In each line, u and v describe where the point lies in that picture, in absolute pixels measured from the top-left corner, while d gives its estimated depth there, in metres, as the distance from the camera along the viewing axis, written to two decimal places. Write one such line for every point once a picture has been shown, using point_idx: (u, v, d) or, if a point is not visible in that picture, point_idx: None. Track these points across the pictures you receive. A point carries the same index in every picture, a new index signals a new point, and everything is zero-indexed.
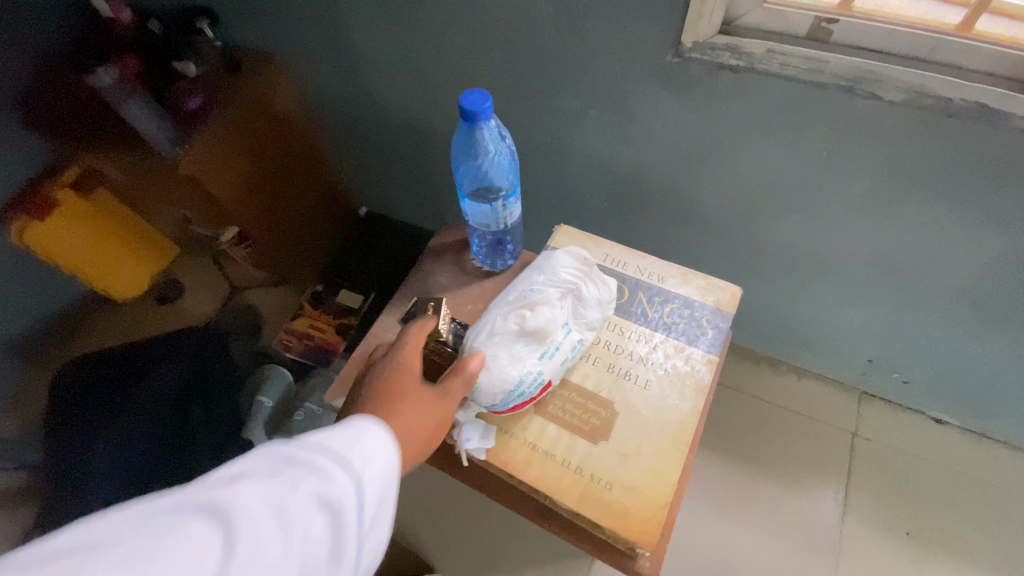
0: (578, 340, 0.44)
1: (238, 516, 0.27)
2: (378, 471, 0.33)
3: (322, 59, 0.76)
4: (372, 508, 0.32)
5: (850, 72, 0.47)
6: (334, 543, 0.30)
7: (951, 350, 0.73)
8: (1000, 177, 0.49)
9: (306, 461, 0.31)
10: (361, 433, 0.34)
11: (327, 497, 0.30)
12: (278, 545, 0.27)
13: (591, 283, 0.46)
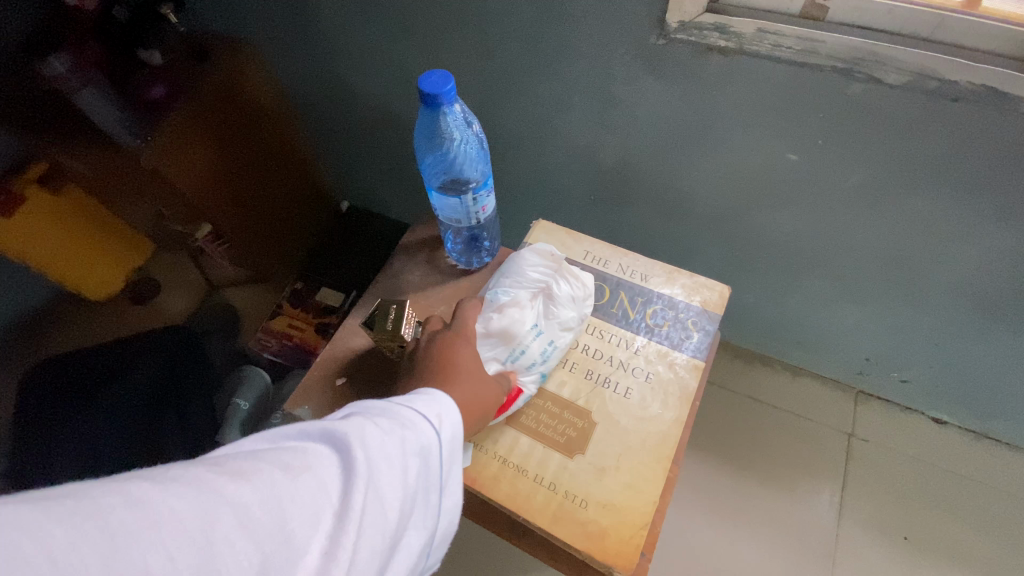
0: (552, 343, 0.42)
1: (353, 449, 0.27)
2: (458, 421, 0.34)
3: (295, 45, 0.72)
4: (454, 456, 0.33)
5: (846, 53, 0.43)
6: (426, 485, 0.30)
7: (952, 348, 0.70)
8: (1007, 166, 0.46)
9: (394, 409, 0.31)
10: (437, 390, 0.35)
11: (423, 438, 0.31)
12: (391, 481, 0.27)
13: (563, 279, 0.44)
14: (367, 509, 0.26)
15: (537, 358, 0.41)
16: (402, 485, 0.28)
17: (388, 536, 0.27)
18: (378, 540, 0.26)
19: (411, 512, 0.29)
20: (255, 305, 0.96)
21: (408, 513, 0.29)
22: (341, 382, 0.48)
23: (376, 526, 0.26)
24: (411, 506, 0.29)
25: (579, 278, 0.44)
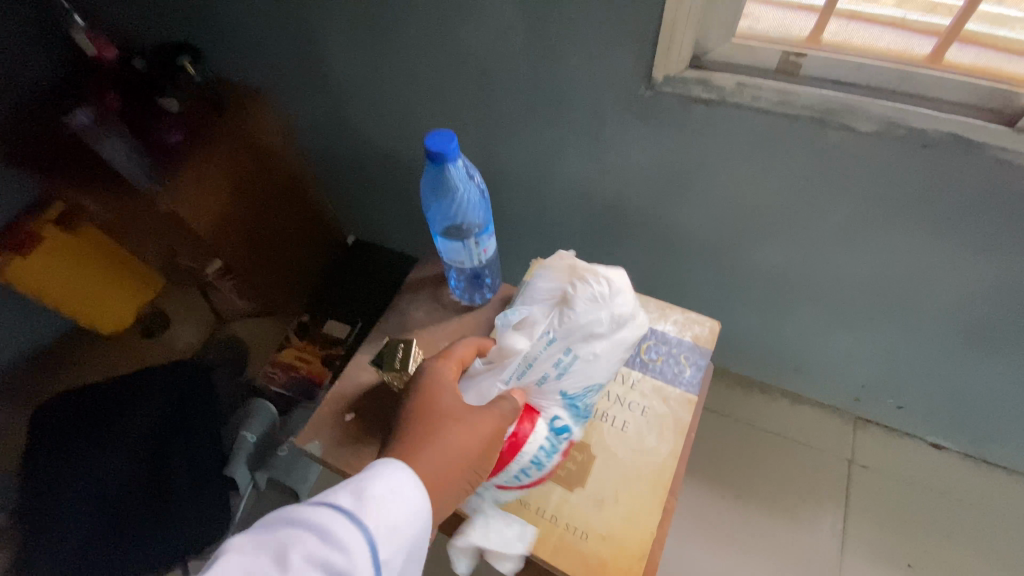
0: (569, 353, 0.41)
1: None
2: (400, 515, 0.32)
3: (306, 91, 0.76)
4: (395, 550, 0.31)
5: (821, 104, 0.47)
6: None
7: (943, 374, 0.72)
8: (979, 205, 0.49)
9: (313, 518, 0.30)
10: (382, 474, 0.33)
11: (342, 550, 0.29)
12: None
13: (577, 281, 0.41)
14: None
15: (551, 372, 0.41)
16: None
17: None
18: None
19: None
20: (263, 337, 1.01)
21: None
22: (350, 417, 0.49)
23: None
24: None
25: (598, 271, 0.41)
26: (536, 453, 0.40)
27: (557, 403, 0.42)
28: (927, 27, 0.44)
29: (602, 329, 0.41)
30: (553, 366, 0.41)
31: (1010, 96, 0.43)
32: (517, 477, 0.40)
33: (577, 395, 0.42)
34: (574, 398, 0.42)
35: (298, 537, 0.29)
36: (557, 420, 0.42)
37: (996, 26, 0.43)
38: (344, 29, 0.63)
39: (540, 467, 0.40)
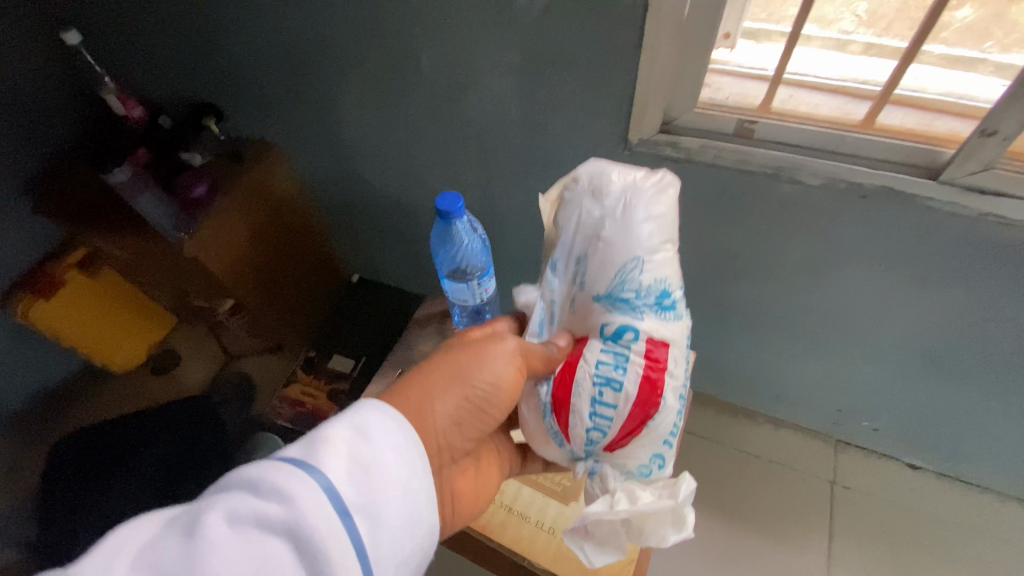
0: (577, 258, 0.42)
1: (200, 534, 0.28)
2: (362, 452, 0.32)
3: (317, 148, 0.83)
4: (365, 486, 0.31)
5: (774, 162, 0.54)
6: (313, 534, 0.29)
7: (909, 396, 0.78)
8: (915, 246, 0.56)
9: (264, 465, 0.30)
10: (342, 415, 0.33)
11: (292, 492, 0.29)
12: (246, 556, 0.28)
13: (564, 197, 0.43)
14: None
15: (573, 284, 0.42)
16: (267, 552, 0.28)
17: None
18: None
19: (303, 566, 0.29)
20: (269, 375, 1.02)
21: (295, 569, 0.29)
22: None
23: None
24: (298, 563, 0.29)
25: (570, 181, 0.42)
26: (595, 372, 0.38)
27: (600, 309, 0.40)
28: (865, 92, 0.53)
29: (597, 215, 0.40)
30: (576, 283, 0.42)
31: (933, 154, 0.49)
32: (603, 418, 0.38)
33: (609, 284, 0.39)
34: (613, 293, 0.39)
35: (251, 486, 0.30)
36: (608, 326, 0.39)
37: (920, 90, 0.51)
38: (354, 94, 0.70)
39: (615, 384, 0.37)
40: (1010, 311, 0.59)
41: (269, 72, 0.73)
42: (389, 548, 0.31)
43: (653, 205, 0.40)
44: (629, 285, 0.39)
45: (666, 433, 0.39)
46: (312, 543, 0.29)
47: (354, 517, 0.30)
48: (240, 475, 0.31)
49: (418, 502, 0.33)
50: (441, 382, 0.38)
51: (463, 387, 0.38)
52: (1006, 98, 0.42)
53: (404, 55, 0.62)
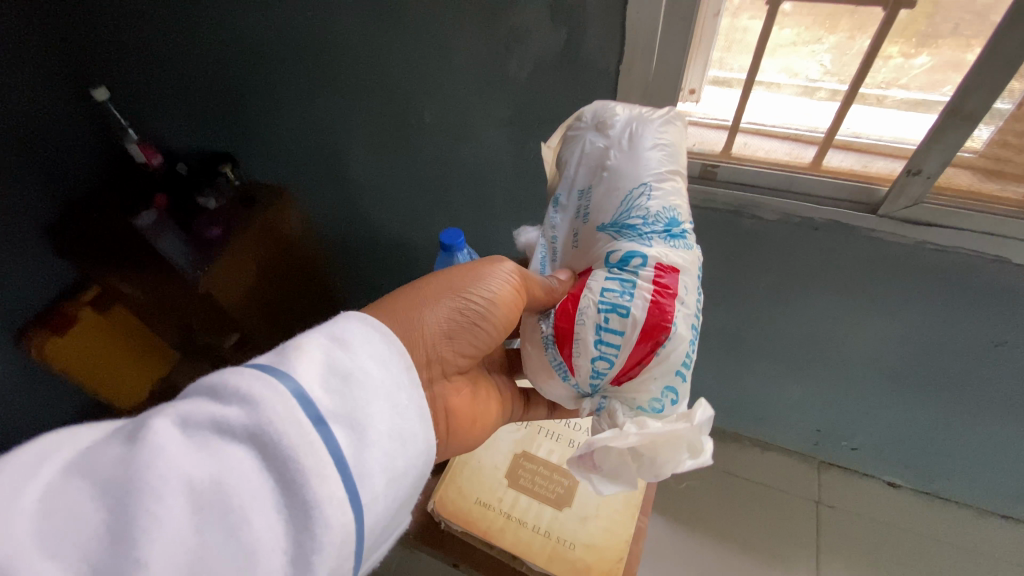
0: (582, 193, 0.46)
1: (159, 438, 0.28)
2: (339, 359, 0.33)
3: (325, 193, 0.88)
4: (342, 393, 0.32)
5: (735, 201, 0.63)
6: (274, 441, 0.29)
7: (878, 414, 0.84)
8: (864, 274, 0.64)
9: (227, 373, 0.31)
10: (318, 331, 0.35)
11: (256, 397, 0.29)
12: (208, 461, 0.28)
13: (573, 134, 0.48)
14: (185, 493, 0.27)
15: (578, 217, 0.46)
16: (231, 459, 0.28)
17: (237, 509, 0.27)
18: (220, 517, 0.27)
19: (270, 473, 0.29)
20: None
21: (263, 477, 0.29)
22: None
23: (201, 506, 0.27)
24: (266, 470, 0.29)
25: (576, 121, 0.48)
26: (601, 300, 0.40)
27: (606, 239, 0.43)
28: (811, 139, 0.61)
29: (601, 147, 0.45)
30: (579, 215, 0.46)
31: (871, 191, 0.58)
32: (609, 346, 0.40)
33: (615, 213, 0.43)
34: (619, 220, 0.42)
35: (214, 394, 0.30)
36: (615, 253, 0.42)
37: (859, 136, 0.59)
38: (361, 146, 0.77)
39: (621, 309, 0.39)
40: (955, 329, 0.66)
41: (282, 126, 0.79)
42: (369, 459, 0.32)
43: (659, 135, 0.44)
44: (637, 211, 0.42)
45: (678, 362, 0.40)
46: (279, 448, 0.29)
47: (329, 425, 0.30)
48: (204, 387, 0.31)
49: (402, 415, 0.34)
50: (437, 296, 0.42)
51: (458, 302, 0.42)
52: (927, 141, 0.50)
53: (407, 111, 0.69)
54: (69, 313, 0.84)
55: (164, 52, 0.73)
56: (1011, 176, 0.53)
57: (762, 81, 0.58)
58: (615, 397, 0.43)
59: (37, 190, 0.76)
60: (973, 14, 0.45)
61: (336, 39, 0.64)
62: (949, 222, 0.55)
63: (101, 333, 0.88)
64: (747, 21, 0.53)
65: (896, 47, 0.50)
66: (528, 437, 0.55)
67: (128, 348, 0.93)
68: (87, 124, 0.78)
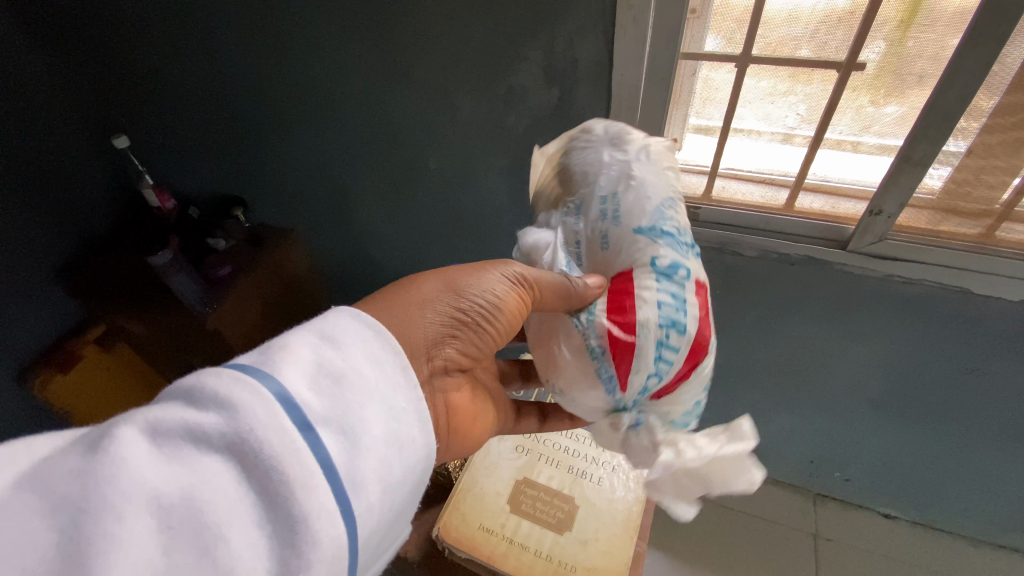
0: (603, 198, 0.45)
1: (127, 450, 0.25)
2: (329, 359, 0.31)
3: (329, 234, 0.89)
4: (333, 395, 0.30)
5: (717, 239, 0.69)
6: (254, 449, 0.26)
7: (868, 444, 0.88)
8: (840, 308, 0.69)
9: (202, 374, 0.28)
10: (305, 331, 0.33)
11: (235, 401, 0.27)
12: (181, 474, 0.25)
13: (587, 145, 0.48)
14: (155, 509, 0.24)
15: (602, 224, 0.44)
16: (205, 470, 0.26)
17: (212, 527, 0.25)
18: (193, 534, 0.24)
19: (252, 485, 0.26)
20: None
21: (242, 489, 0.26)
22: None
23: (170, 524, 0.24)
24: (246, 482, 0.26)
25: (582, 136, 0.49)
26: (659, 316, 0.40)
27: (644, 242, 0.42)
28: (783, 181, 0.67)
29: (619, 159, 0.46)
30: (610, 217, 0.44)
31: (840, 229, 0.63)
32: (665, 361, 0.41)
33: (649, 218, 0.43)
34: (658, 227, 0.43)
35: (187, 399, 0.28)
36: (658, 260, 0.42)
37: (826, 179, 0.64)
38: (368, 192, 0.80)
39: (680, 326, 0.40)
40: (930, 358, 0.70)
41: (292, 174, 0.82)
42: (362, 466, 0.30)
43: (666, 160, 0.48)
44: (667, 222, 0.43)
45: (706, 378, 0.44)
46: (260, 457, 0.26)
47: (317, 431, 0.28)
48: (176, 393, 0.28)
49: (396, 419, 0.32)
50: (437, 296, 0.43)
51: (460, 301, 0.44)
52: (884, 184, 0.56)
53: (414, 160, 0.74)
54: (73, 351, 0.87)
55: (179, 106, 0.76)
56: (966, 215, 0.58)
57: (741, 128, 0.65)
58: (651, 412, 0.44)
59: (53, 232, 0.80)
60: (922, 71, 0.51)
61: (345, 96, 0.69)
62: (912, 258, 0.60)
63: (104, 370, 0.91)
64: (720, 78, 0.60)
65: (867, 97, 0.56)
66: (529, 464, 0.58)
67: (129, 386, 0.95)
68: (102, 170, 0.83)
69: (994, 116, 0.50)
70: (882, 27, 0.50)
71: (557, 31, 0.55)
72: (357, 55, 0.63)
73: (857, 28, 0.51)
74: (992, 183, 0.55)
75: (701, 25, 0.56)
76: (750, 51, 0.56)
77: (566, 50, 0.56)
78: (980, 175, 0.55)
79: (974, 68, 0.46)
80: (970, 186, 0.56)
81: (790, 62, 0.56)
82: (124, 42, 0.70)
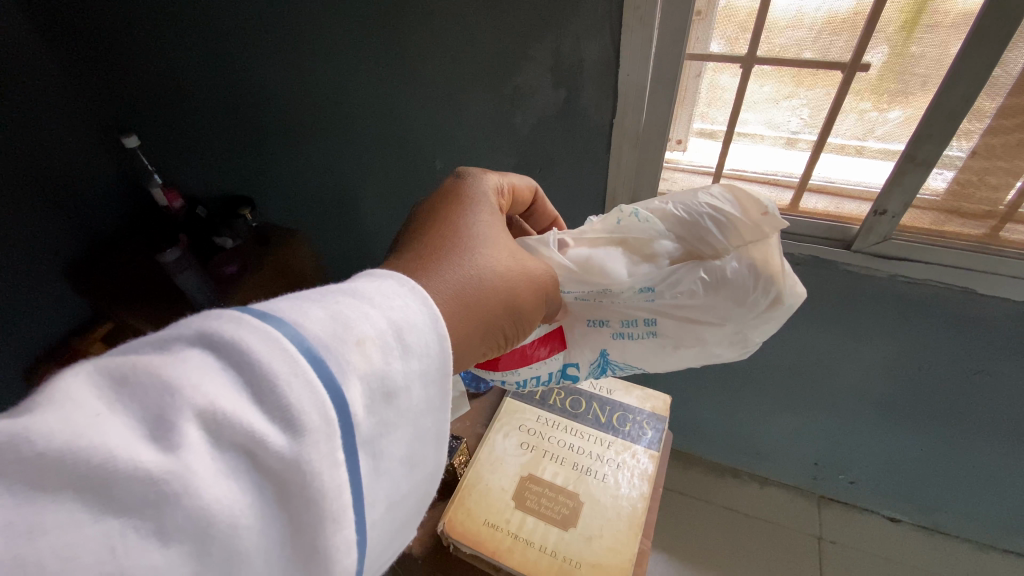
0: (652, 324, 0.40)
1: (165, 447, 0.19)
2: (393, 370, 0.25)
3: (335, 234, 0.89)
4: (384, 417, 0.25)
5: None
6: (316, 475, 0.21)
7: (873, 447, 0.88)
8: (845, 308, 0.69)
9: (263, 351, 0.21)
10: (379, 309, 0.26)
11: (306, 418, 0.21)
12: (230, 490, 0.19)
13: (738, 301, 0.37)
14: (191, 536, 0.18)
15: (615, 322, 0.42)
16: (254, 486, 0.20)
17: (240, 559, 0.20)
18: (224, 568, 0.19)
19: (287, 515, 0.21)
20: None
21: (275, 518, 0.21)
22: None
23: (210, 553, 0.19)
24: (281, 511, 0.21)
25: (757, 290, 0.37)
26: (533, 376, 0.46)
27: (591, 356, 0.44)
28: (788, 182, 0.67)
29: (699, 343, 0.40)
30: (628, 325, 0.41)
31: (844, 228, 0.64)
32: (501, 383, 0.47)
33: (621, 361, 0.44)
34: (611, 365, 0.45)
35: (239, 376, 0.21)
36: (572, 366, 0.46)
37: (830, 180, 0.65)
38: (374, 191, 0.81)
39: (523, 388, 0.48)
40: (935, 359, 0.70)
41: (298, 173, 0.82)
42: (378, 496, 0.25)
43: None
44: (615, 369, 0.45)
45: None
46: (307, 493, 0.21)
47: (357, 457, 0.24)
48: (220, 352, 0.21)
49: (423, 442, 0.28)
50: (499, 319, 0.36)
51: (506, 312, 0.36)
52: (888, 185, 0.56)
53: (420, 160, 0.74)
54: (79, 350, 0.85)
55: (185, 103, 0.77)
56: (970, 216, 0.59)
57: (743, 132, 0.65)
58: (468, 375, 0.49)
59: (61, 230, 0.81)
60: (925, 75, 0.51)
61: (352, 94, 0.69)
62: (917, 257, 0.61)
63: None
64: (725, 80, 0.61)
65: (870, 102, 0.56)
66: (534, 460, 0.59)
67: None
68: (111, 169, 0.84)
69: (997, 118, 0.51)
70: (886, 30, 0.51)
71: (563, 32, 0.55)
72: (367, 56, 0.64)
73: (860, 31, 0.52)
74: (996, 184, 0.56)
75: (706, 27, 0.57)
76: (755, 53, 0.57)
77: (572, 51, 0.57)
78: (983, 177, 0.55)
79: (976, 70, 0.46)
80: (973, 187, 0.56)
81: (794, 65, 0.57)
82: (126, 36, 0.71)
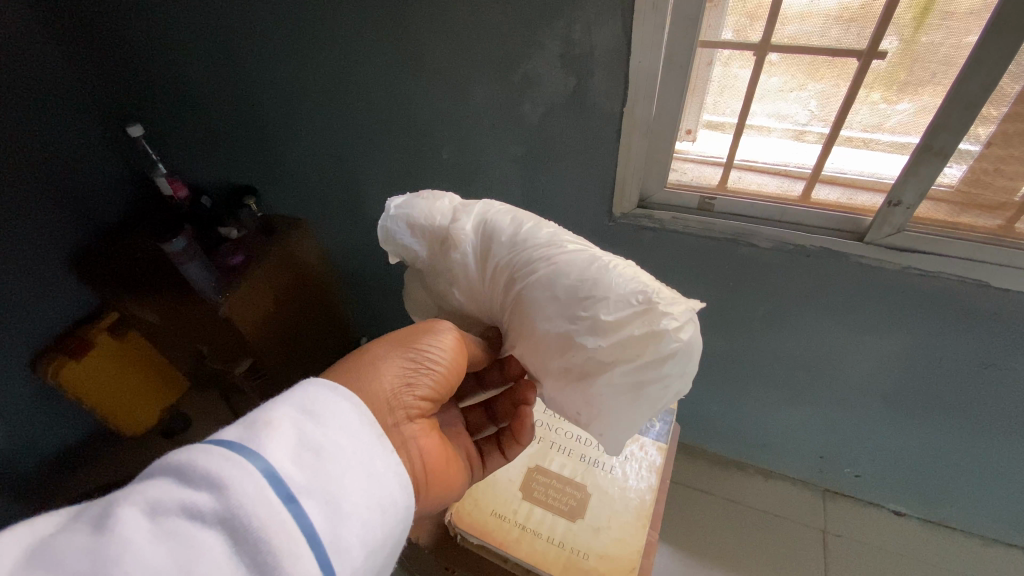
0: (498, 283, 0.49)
1: (138, 528, 0.29)
2: (310, 431, 0.35)
3: (342, 224, 0.89)
4: (312, 467, 0.33)
5: (733, 230, 0.68)
6: (243, 522, 0.30)
7: (881, 441, 0.88)
8: (856, 302, 0.69)
9: (196, 452, 0.32)
10: (287, 403, 0.36)
11: (230, 481, 0.30)
12: (186, 548, 0.29)
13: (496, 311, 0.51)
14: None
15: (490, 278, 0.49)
16: (205, 542, 0.29)
17: None
18: None
19: (241, 552, 0.30)
20: None
21: (234, 554, 0.30)
22: None
23: None
24: (237, 550, 0.30)
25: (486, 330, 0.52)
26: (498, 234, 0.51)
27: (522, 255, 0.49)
28: (799, 173, 0.66)
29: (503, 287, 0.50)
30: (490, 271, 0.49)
31: (857, 221, 0.63)
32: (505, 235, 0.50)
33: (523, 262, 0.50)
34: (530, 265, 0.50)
35: (183, 478, 0.31)
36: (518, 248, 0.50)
37: (841, 172, 0.63)
38: (380, 182, 0.80)
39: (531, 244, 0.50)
40: (945, 353, 0.69)
41: (301, 163, 0.81)
42: (346, 533, 0.33)
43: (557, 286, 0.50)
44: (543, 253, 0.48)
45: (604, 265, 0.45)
46: (248, 530, 0.30)
47: (302, 502, 0.32)
48: (169, 472, 0.32)
49: (379, 486, 0.36)
50: (391, 356, 0.45)
51: (412, 355, 0.45)
52: (903, 175, 0.55)
53: (427, 151, 0.74)
54: (85, 340, 0.86)
55: (180, 86, 0.74)
56: (985, 208, 0.58)
57: (753, 124, 0.64)
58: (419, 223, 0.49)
59: (69, 222, 0.82)
60: (940, 64, 0.50)
61: (359, 81, 0.68)
62: (932, 249, 0.60)
63: (115, 361, 0.89)
64: (737, 69, 0.59)
65: (882, 92, 0.55)
66: (541, 452, 0.59)
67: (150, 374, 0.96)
68: (112, 156, 0.83)
69: (1016, 104, 0.49)
70: (902, 18, 0.49)
71: (573, 19, 0.54)
72: (372, 43, 0.63)
73: (875, 20, 0.50)
74: (1010, 174, 0.55)
75: (719, 13, 0.55)
76: (768, 41, 0.56)
77: (581, 39, 0.56)
78: (998, 167, 0.55)
79: (995, 58, 0.45)
80: (988, 177, 0.56)
81: (807, 54, 0.55)
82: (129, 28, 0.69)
